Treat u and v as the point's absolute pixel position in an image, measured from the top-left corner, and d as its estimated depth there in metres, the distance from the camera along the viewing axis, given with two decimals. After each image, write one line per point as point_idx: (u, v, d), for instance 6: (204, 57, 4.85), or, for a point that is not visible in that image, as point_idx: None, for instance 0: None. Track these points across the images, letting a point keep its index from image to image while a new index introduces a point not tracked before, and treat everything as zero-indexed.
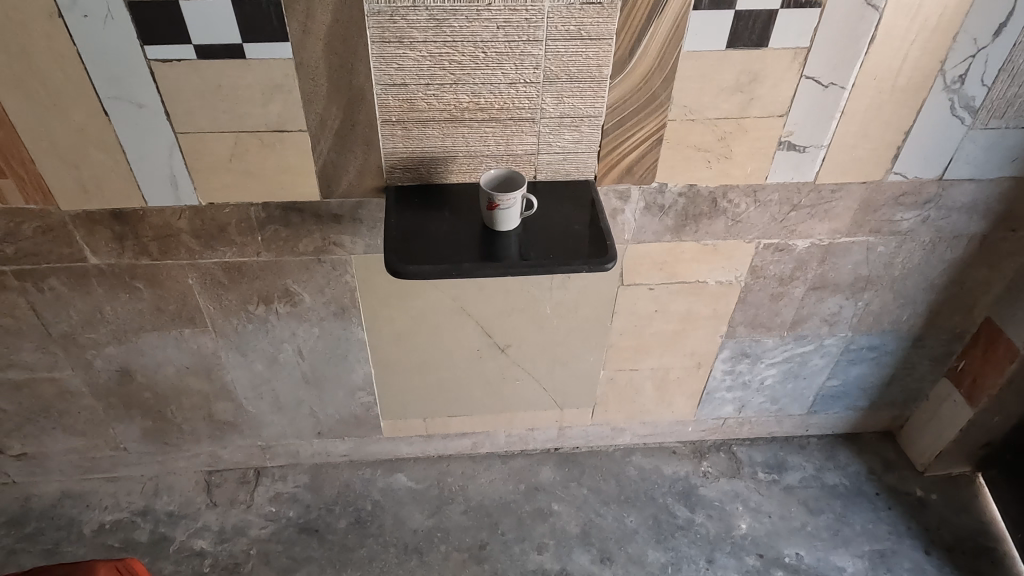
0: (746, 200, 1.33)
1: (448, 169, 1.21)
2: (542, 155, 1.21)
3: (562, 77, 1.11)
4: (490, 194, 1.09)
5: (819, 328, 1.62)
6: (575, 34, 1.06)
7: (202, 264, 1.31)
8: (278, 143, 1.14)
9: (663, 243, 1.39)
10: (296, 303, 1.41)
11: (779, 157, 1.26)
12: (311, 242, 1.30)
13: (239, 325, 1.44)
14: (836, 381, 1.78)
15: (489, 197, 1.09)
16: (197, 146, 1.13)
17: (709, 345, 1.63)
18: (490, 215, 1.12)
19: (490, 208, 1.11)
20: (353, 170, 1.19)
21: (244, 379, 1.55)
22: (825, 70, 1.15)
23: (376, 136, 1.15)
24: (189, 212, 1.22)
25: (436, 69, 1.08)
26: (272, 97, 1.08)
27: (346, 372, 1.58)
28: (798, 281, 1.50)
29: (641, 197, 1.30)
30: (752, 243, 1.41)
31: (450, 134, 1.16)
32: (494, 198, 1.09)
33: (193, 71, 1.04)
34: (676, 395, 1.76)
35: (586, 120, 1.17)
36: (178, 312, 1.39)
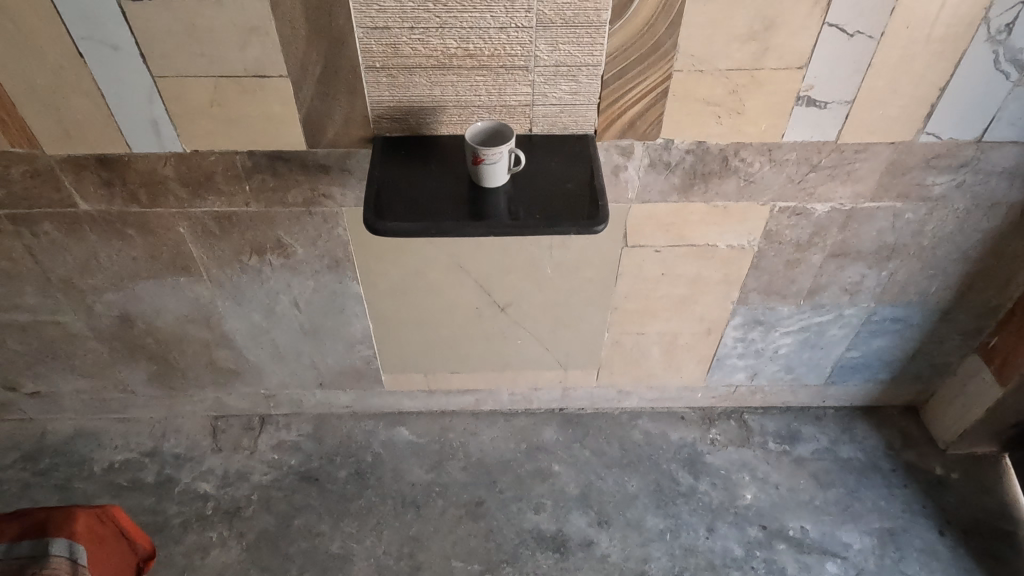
0: (760, 159, 1.23)
1: (437, 120, 1.15)
2: (537, 107, 1.13)
3: (556, 21, 1.02)
4: (473, 148, 1.03)
5: (838, 297, 1.53)
6: None
7: (192, 213, 1.28)
8: (258, 89, 1.09)
9: (669, 204, 1.31)
10: (290, 255, 1.38)
11: (796, 113, 1.16)
12: (300, 193, 1.26)
13: (234, 276, 1.42)
14: (856, 353, 1.70)
15: (473, 150, 1.03)
16: (177, 91, 1.09)
17: (719, 311, 1.56)
18: (476, 172, 1.06)
19: (475, 163, 1.05)
20: (339, 119, 1.14)
21: (242, 329, 1.55)
22: (851, 17, 1.04)
23: (361, 83, 1.09)
24: (174, 159, 1.19)
25: (420, 12, 1.01)
26: (249, 40, 1.03)
27: (344, 326, 1.56)
28: (816, 248, 1.41)
29: (645, 153, 1.22)
30: (766, 206, 1.32)
31: (438, 82, 1.09)
32: (477, 151, 1.02)
33: (165, 12, 0.99)
34: (685, 360, 1.70)
35: (584, 69, 1.09)
36: (173, 260, 1.38)
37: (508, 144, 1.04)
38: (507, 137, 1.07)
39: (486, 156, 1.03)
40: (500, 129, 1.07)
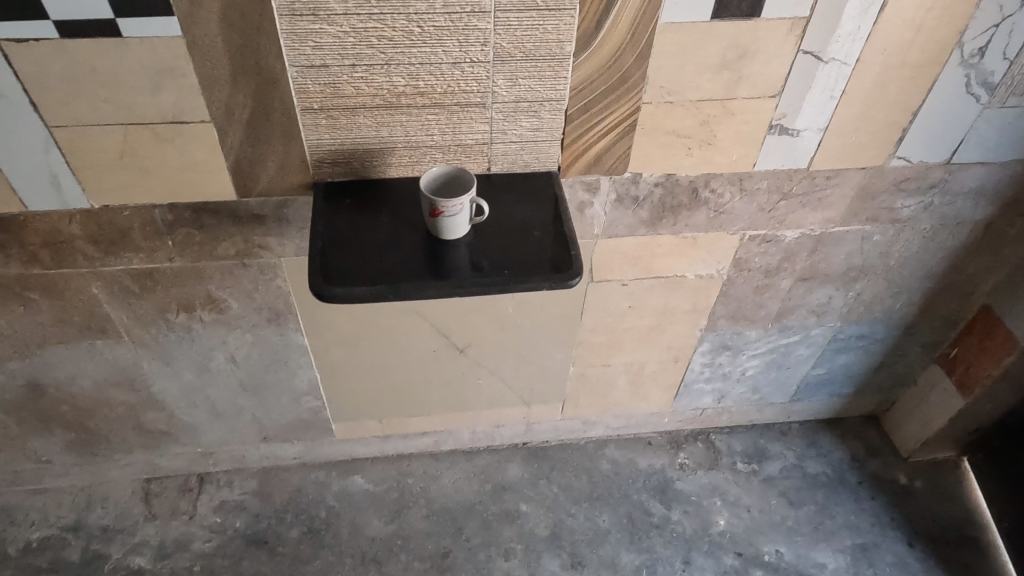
0: (731, 189, 1.17)
1: (386, 161, 1.03)
2: (495, 145, 1.03)
3: (516, 55, 0.92)
4: (431, 199, 0.92)
5: (805, 319, 1.49)
6: (529, 4, 0.87)
7: (106, 272, 1.13)
8: (177, 136, 0.95)
9: (637, 238, 1.23)
10: (223, 310, 1.24)
11: (768, 142, 1.10)
12: (232, 246, 1.12)
13: (160, 335, 1.27)
14: (822, 370, 1.67)
15: (430, 202, 0.92)
16: (78, 142, 0.94)
17: (687, 339, 1.50)
18: (434, 224, 0.95)
19: (433, 215, 0.94)
20: (273, 166, 1.01)
21: (173, 389, 1.39)
22: (827, 44, 0.98)
23: (296, 126, 0.96)
24: (81, 216, 1.03)
25: (362, 48, 0.88)
26: (162, 83, 0.89)
27: (288, 378, 1.42)
28: (785, 273, 1.36)
29: (612, 188, 1.13)
30: (736, 234, 1.26)
31: (385, 122, 0.98)
32: (436, 203, 0.91)
33: (57, 54, 0.84)
34: (652, 387, 1.64)
35: (547, 104, 0.99)
36: (86, 323, 1.21)
37: (471, 193, 0.94)
38: (469, 184, 0.96)
39: (447, 208, 0.92)
40: (461, 175, 0.97)
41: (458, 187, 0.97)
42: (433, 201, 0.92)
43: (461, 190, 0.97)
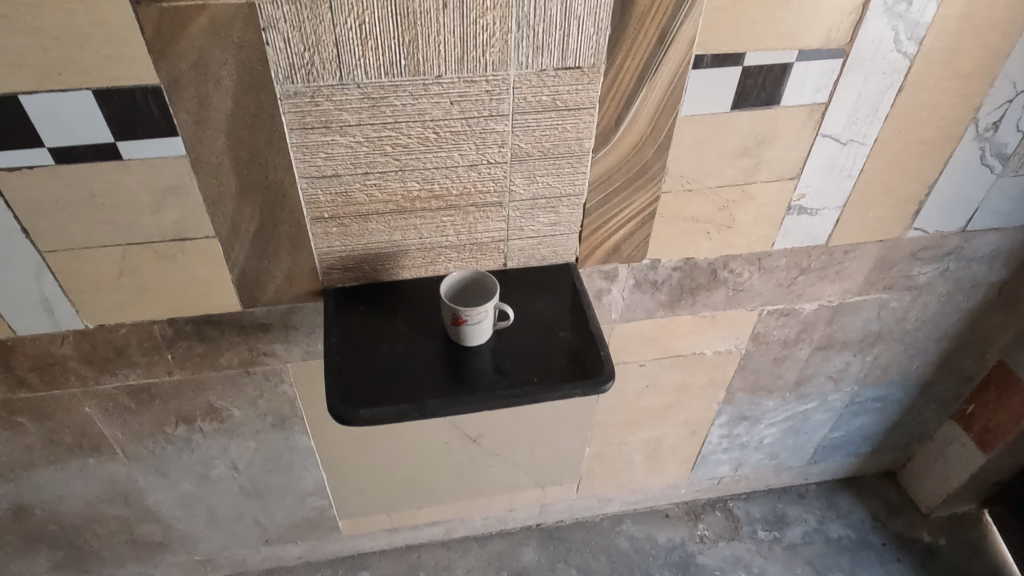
0: (750, 268, 1.14)
1: (398, 264, 0.98)
2: (512, 241, 0.99)
3: (534, 154, 0.89)
4: (454, 307, 0.87)
5: (823, 386, 1.46)
6: (548, 105, 0.84)
7: (101, 391, 1.06)
8: (179, 253, 0.90)
9: (655, 320, 1.19)
10: (225, 418, 1.17)
11: (788, 222, 1.08)
12: (236, 355, 1.06)
13: (157, 448, 1.19)
14: (839, 433, 1.63)
15: (452, 310, 0.88)
16: (73, 265, 0.88)
17: (704, 413, 1.46)
18: (456, 332, 0.90)
19: (455, 324, 0.89)
20: (281, 275, 0.96)
21: (170, 500, 1.31)
22: (845, 127, 0.96)
23: (306, 236, 0.91)
24: (74, 337, 0.97)
25: (376, 156, 0.85)
26: (164, 202, 0.84)
27: (292, 480, 1.34)
28: (804, 343, 1.33)
29: (630, 274, 1.10)
30: (754, 310, 1.23)
31: (399, 226, 0.93)
32: (458, 312, 0.87)
33: (52, 180, 0.79)
34: (669, 461, 1.59)
35: (565, 200, 0.96)
36: (78, 442, 1.13)
37: (494, 298, 0.90)
38: (490, 288, 0.92)
39: (470, 317, 0.88)
40: (481, 278, 0.93)
41: (479, 291, 0.93)
42: (455, 310, 0.87)
43: (482, 293, 0.93)
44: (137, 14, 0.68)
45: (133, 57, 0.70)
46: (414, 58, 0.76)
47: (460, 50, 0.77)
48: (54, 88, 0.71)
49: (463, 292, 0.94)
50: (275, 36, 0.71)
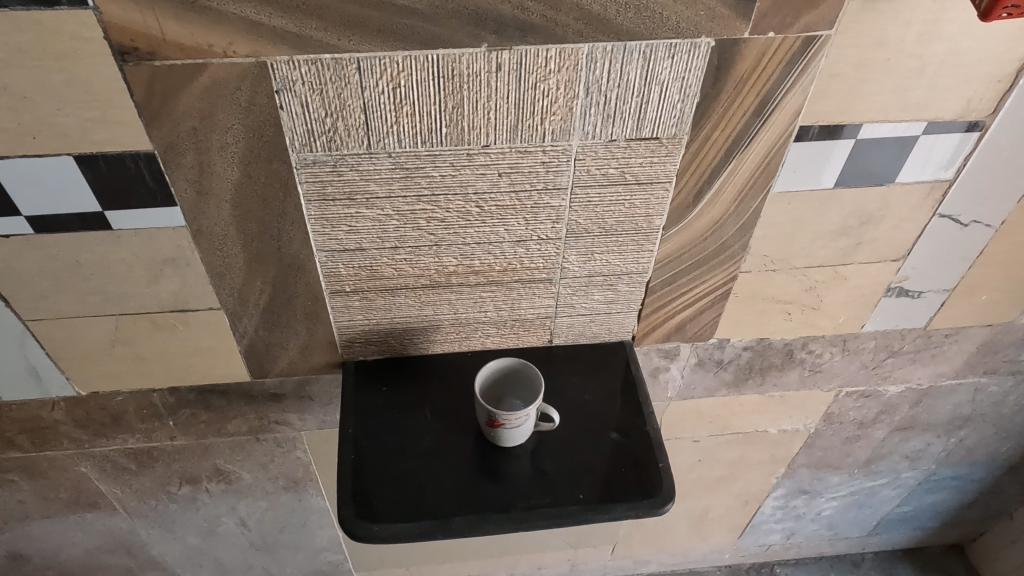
0: (832, 349, 0.98)
1: (428, 339, 0.85)
2: (561, 318, 0.85)
3: (594, 231, 0.75)
4: (491, 410, 0.75)
5: (897, 464, 1.30)
6: (615, 178, 0.70)
7: (97, 453, 0.96)
8: (179, 324, 0.78)
9: (716, 397, 1.05)
10: (233, 480, 1.06)
11: (883, 304, 0.92)
12: (245, 422, 0.95)
13: (160, 506, 1.09)
14: (907, 507, 1.47)
15: (488, 412, 0.75)
16: (61, 334, 0.77)
17: (760, 485, 1.31)
18: (492, 433, 0.78)
19: (491, 425, 0.76)
20: (295, 348, 0.83)
21: (174, 552, 1.21)
22: (968, 206, 0.80)
23: (324, 310, 0.79)
24: (66, 403, 0.87)
25: (406, 231, 0.71)
26: (161, 273, 0.72)
27: (305, 536, 1.24)
28: (882, 424, 1.17)
29: (693, 353, 0.95)
30: (831, 391, 1.07)
31: (431, 302, 0.80)
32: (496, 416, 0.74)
33: (32, 249, 0.68)
34: (716, 528, 1.44)
35: (626, 278, 0.81)
36: (75, 498, 1.04)
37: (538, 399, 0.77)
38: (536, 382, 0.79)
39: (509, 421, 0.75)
40: (524, 368, 0.80)
41: (522, 382, 0.81)
42: (492, 413, 0.75)
43: (524, 384, 0.81)
44: (124, 72, 0.56)
45: (120, 121, 0.59)
46: (458, 125, 0.63)
47: (514, 117, 0.63)
48: (28, 152, 0.60)
49: (502, 382, 0.82)
50: (291, 99, 0.59)
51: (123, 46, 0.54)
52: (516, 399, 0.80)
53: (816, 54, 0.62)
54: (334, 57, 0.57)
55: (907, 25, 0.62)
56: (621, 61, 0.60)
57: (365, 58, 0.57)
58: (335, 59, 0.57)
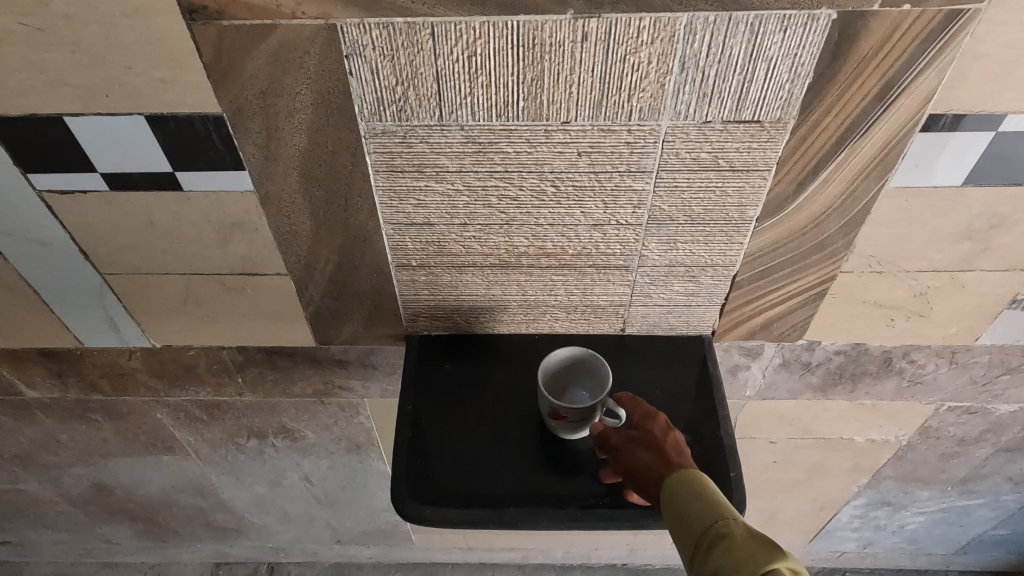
0: (937, 361, 0.89)
1: (494, 318, 0.82)
2: (636, 307, 0.80)
3: (678, 219, 0.68)
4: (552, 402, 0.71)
5: (997, 486, 1.18)
6: (707, 163, 0.63)
7: (171, 401, 0.99)
8: (247, 287, 0.78)
9: (799, 400, 0.97)
10: (297, 438, 1.08)
11: (1004, 317, 0.81)
12: (310, 385, 0.95)
13: (230, 455, 1.12)
14: (1003, 531, 1.35)
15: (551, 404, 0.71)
16: (136, 289, 0.79)
17: (839, 492, 1.23)
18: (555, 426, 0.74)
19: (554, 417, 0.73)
20: (359, 318, 0.82)
21: (242, 498, 1.25)
22: None
23: (389, 282, 0.76)
24: (142, 352, 0.89)
25: (477, 208, 0.67)
26: (230, 236, 0.71)
27: (366, 496, 1.25)
28: (985, 443, 1.06)
29: (777, 353, 0.88)
30: (931, 404, 0.98)
31: (499, 282, 0.76)
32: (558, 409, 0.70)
33: (108, 205, 0.69)
34: (786, 529, 1.37)
35: (711, 270, 0.74)
36: (152, 441, 1.08)
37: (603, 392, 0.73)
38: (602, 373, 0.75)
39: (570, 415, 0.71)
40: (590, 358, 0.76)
41: (588, 373, 0.77)
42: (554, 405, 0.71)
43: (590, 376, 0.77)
44: (192, 32, 0.54)
45: (190, 81, 0.57)
46: (536, 99, 0.58)
47: (599, 92, 0.57)
48: (102, 110, 0.60)
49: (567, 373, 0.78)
50: (361, 65, 0.56)
51: (192, 4, 0.52)
52: (582, 392, 0.76)
53: (959, 32, 0.53)
54: (406, 21, 0.53)
55: None
56: (724, 34, 0.53)
57: (440, 22, 0.53)
58: (408, 23, 0.53)
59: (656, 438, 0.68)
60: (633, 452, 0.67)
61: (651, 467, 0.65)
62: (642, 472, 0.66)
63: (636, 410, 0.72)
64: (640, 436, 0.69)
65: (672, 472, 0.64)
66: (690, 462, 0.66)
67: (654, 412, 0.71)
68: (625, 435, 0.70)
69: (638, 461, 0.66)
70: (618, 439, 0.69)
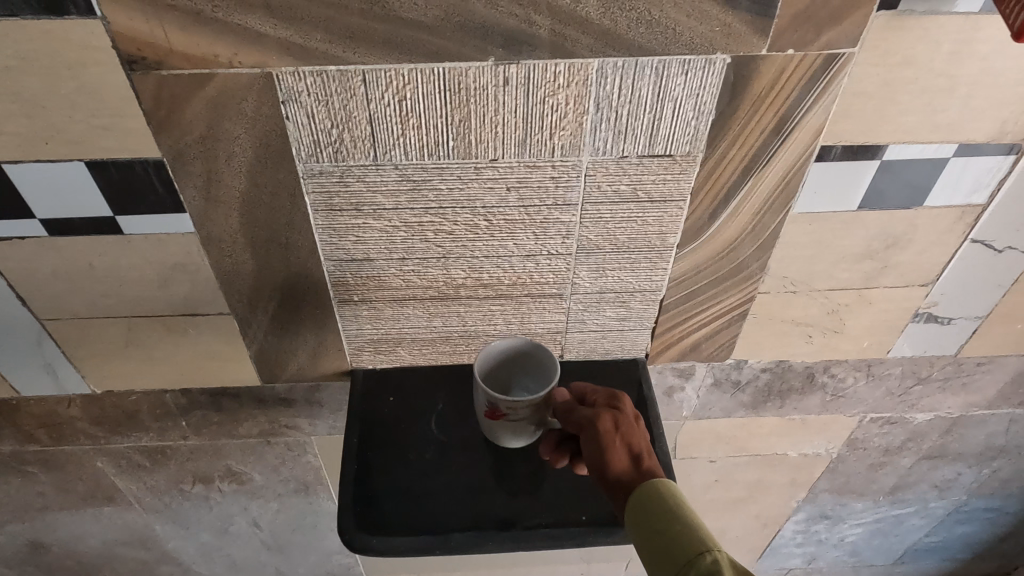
0: (855, 374, 0.95)
1: (436, 350, 0.84)
2: (572, 334, 0.84)
3: (605, 247, 0.73)
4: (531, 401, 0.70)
5: (925, 493, 1.25)
6: (627, 195, 0.68)
7: (112, 449, 0.97)
8: (190, 327, 0.79)
9: (733, 418, 1.02)
10: (244, 481, 1.07)
11: (910, 330, 0.88)
12: (256, 425, 0.96)
13: (175, 502, 1.10)
14: (936, 538, 1.41)
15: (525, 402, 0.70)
16: (76, 334, 0.79)
17: (780, 508, 1.27)
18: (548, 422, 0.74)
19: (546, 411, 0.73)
20: (304, 355, 0.83)
21: (188, 548, 1.23)
22: (1002, 231, 0.77)
23: (332, 318, 0.78)
24: (82, 399, 0.88)
25: (414, 242, 0.70)
26: (172, 278, 0.73)
27: (317, 539, 1.24)
28: (909, 452, 1.13)
29: (708, 373, 0.92)
30: (854, 416, 1.04)
31: (440, 314, 0.79)
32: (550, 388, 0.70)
33: (47, 251, 0.69)
34: (733, 549, 1.40)
35: (640, 295, 0.79)
36: (92, 492, 1.06)
37: (525, 352, 0.76)
38: (500, 356, 0.76)
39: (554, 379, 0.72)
40: (485, 366, 0.75)
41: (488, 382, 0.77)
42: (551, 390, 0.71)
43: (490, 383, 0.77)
44: (132, 81, 0.56)
45: (130, 128, 0.59)
46: (465, 139, 0.62)
47: (522, 131, 0.62)
48: (41, 158, 0.61)
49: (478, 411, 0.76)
50: (297, 110, 0.59)
51: (131, 55, 0.55)
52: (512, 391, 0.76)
53: (838, 72, 0.60)
54: (339, 69, 0.57)
55: (936, 44, 0.59)
56: (633, 76, 0.59)
57: (370, 70, 0.57)
58: (340, 71, 0.57)
59: (636, 434, 0.63)
60: (608, 434, 0.62)
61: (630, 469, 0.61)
62: (614, 463, 0.60)
63: (607, 394, 0.67)
64: (625, 429, 0.63)
65: (646, 476, 0.60)
66: (659, 469, 0.62)
67: (623, 397, 0.67)
68: (613, 422, 0.63)
69: (619, 458, 0.61)
70: (602, 419, 0.63)
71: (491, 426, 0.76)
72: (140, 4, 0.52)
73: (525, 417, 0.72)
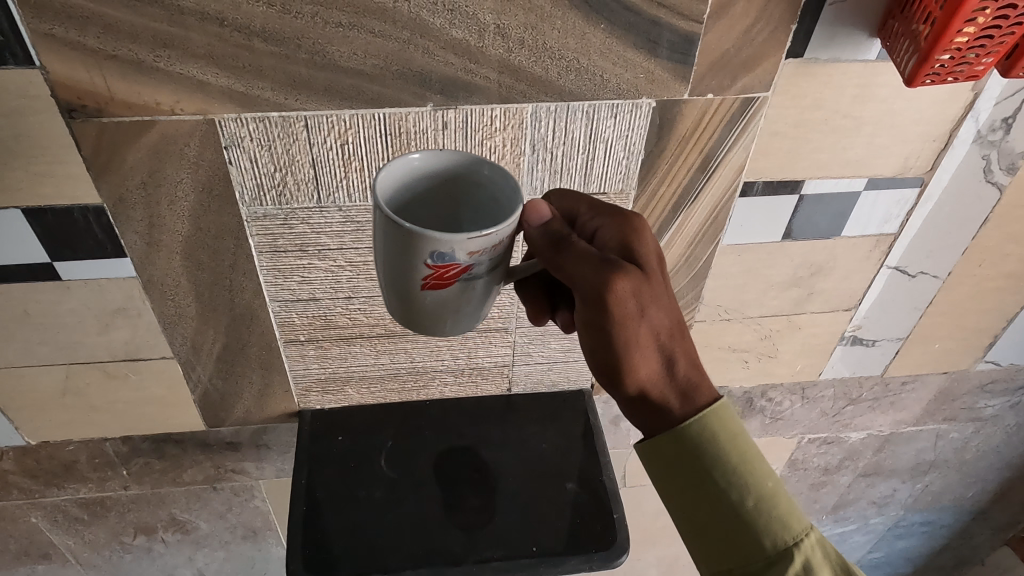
0: (791, 397, 0.99)
1: (384, 388, 0.85)
2: (518, 367, 0.85)
3: None
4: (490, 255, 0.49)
5: (865, 510, 1.29)
6: None
7: (47, 503, 0.94)
8: (131, 373, 0.77)
9: None
10: (189, 530, 1.04)
11: (838, 353, 0.93)
12: (200, 471, 0.94)
13: (114, 556, 1.06)
14: (879, 554, 1.46)
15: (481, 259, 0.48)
16: (9, 384, 0.77)
17: None
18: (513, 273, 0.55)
19: (507, 254, 0.51)
20: (250, 397, 0.82)
21: None
22: (914, 258, 0.83)
23: (279, 358, 0.78)
24: (15, 451, 0.85)
25: (360, 281, 0.72)
26: (112, 323, 0.72)
27: None
28: (846, 470, 1.17)
29: None
30: (793, 437, 1.08)
31: (387, 350, 0.80)
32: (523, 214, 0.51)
33: None
34: None
35: None
36: (24, 549, 1.01)
37: (452, 179, 0.53)
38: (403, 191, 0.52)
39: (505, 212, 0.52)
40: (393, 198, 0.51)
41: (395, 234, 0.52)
42: (518, 214, 0.49)
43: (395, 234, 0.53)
44: (71, 128, 0.57)
45: (69, 174, 0.59)
46: None
47: None
48: None
49: (400, 287, 0.51)
50: (240, 155, 0.60)
51: (70, 103, 0.55)
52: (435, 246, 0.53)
53: (755, 114, 0.65)
54: (282, 115, 0.58)
55: (841, 89, 0.65)
56: (566, 120, 0.62)
57: (312, 116, 0.59)
58: (283, 117, 0.58)
59: (662, 313, 0.53)
60: (625, 326, 0.52)
61: (654, 368, 0.55)
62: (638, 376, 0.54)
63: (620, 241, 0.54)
64: (650, 315, 0.52)
65: (672, 382, 0.55)
66: (689, 345, 0.55)
67: (644, 239, 0.54)
68: (636, 307, 0.51)
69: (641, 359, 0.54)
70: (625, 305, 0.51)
71: (425, 301, 0.52)
72: (79, 55, 0.53)
73: (484, 266, 0.50)
